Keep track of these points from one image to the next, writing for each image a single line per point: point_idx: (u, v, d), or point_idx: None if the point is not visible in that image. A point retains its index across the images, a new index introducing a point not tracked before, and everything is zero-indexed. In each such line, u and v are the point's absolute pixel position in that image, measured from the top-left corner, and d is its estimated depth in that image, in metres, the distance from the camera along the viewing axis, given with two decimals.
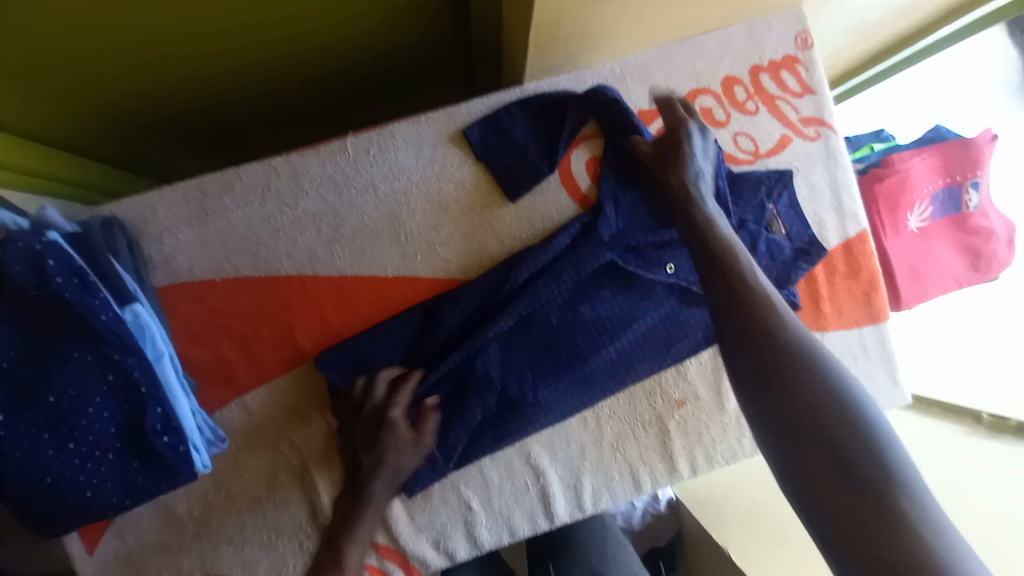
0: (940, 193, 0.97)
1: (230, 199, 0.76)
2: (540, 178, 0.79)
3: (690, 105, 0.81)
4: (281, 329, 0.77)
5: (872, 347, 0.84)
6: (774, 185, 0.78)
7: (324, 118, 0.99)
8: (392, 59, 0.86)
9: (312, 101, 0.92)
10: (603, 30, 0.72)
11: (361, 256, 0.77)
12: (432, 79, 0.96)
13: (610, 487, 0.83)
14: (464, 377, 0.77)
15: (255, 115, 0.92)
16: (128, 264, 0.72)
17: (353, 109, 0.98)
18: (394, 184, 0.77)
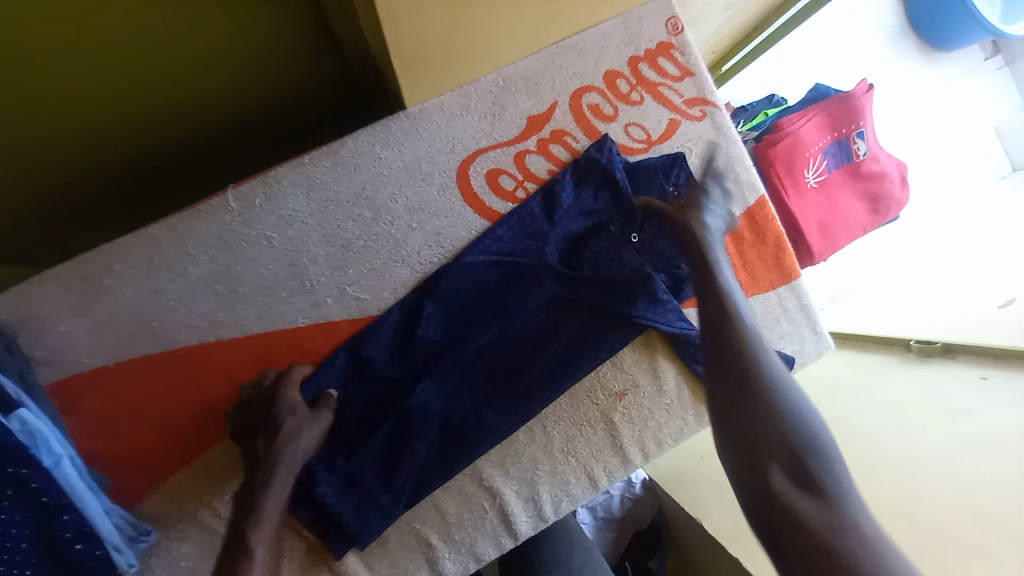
0: (830, 148, 1.02)
1: (113, 277, 0.70)
2: (439, 201, 0.78)
3: (577, 105, 0.82)
4: (193, 404, 0.72)
5: (790, 305, 0.87)
6: (670, 169, 0.81)
7: (213, 171, 0.93)
8: (267, 99, 0.83)
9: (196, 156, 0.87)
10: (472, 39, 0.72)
11: (267, 313, 0.73)
12: (323, 114, 0.92)
13: (568, 492, 0.82)
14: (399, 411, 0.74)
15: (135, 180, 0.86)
16: (8, 367, 0.65)
17: (244, 156, 0.93)
18: (289, 231, 0.74)
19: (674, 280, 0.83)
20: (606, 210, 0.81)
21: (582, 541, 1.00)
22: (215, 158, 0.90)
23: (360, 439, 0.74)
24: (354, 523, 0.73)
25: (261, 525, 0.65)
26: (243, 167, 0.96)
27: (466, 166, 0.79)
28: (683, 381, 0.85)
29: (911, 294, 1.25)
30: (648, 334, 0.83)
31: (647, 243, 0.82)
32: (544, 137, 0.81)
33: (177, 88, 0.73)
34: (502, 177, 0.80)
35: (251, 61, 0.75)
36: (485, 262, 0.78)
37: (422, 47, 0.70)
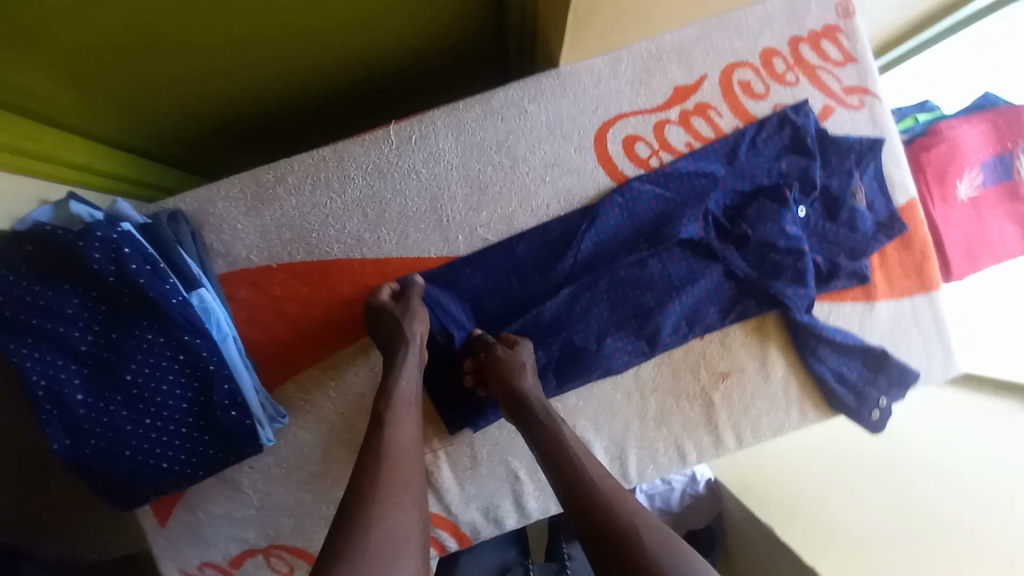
0: (991, 161, 0.94)
1: (285, 188, 0.79)
2: (576, 158, 0.80)
3: (726, 80, 0.81)
4: (331, 311, 0.81)
5: (924, 318, 0.82)
6: (864, 153, 0.78)
7: (358, 110, 1.02)
8: (427, 42, 0.86)
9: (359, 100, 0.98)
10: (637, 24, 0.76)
11: (405, 239, 0.80)
12: (464, 51, 0.92)
13: (655, 460, 0.83)
14: (519, 339, 0.80)
15: (300, 103, 0.93)
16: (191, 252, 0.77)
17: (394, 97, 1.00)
18: (435, 168, 0.79)
19: (830, 268, 0.79)
20: (771, 171, 0.79)
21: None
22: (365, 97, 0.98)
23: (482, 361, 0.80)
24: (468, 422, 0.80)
25: (392, 417, 0.65)
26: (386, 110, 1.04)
27: (606, 127, 0.80)
28: (793, 373, 0.82)
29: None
30: (777, 313, 0.81)
31: (813, 221, 0.79)
32: (688, 108, 0.81)
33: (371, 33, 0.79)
34: (638, 143, 0.81)
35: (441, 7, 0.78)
36: (627, 214, 0.80)
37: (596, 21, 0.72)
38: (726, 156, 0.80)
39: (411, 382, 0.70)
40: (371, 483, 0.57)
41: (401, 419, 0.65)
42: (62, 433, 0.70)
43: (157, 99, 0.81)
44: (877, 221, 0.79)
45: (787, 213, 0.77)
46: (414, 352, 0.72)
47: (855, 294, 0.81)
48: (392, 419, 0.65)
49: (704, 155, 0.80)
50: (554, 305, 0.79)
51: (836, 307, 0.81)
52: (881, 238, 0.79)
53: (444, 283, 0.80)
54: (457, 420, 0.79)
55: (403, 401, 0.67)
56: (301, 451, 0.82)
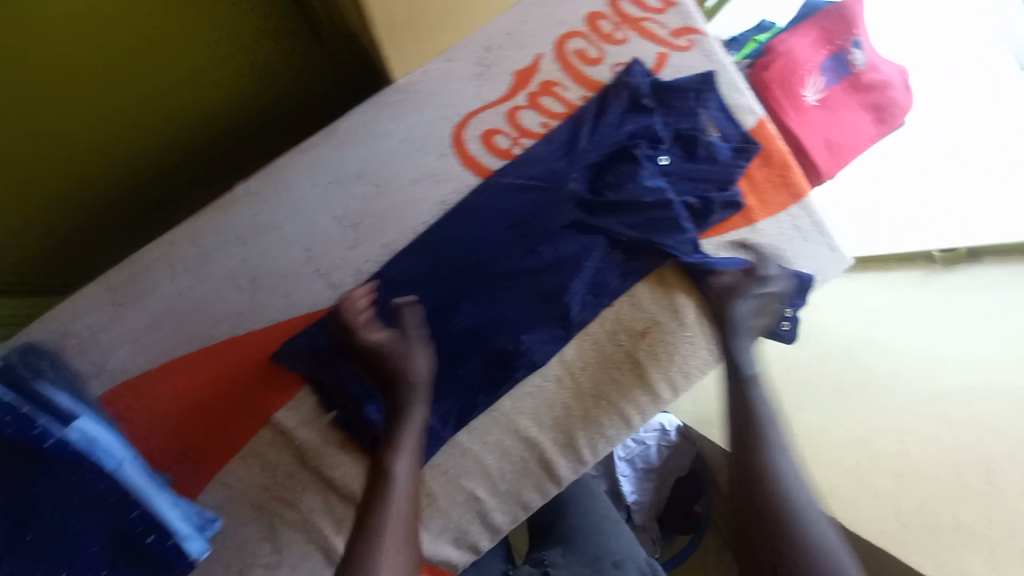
0: (827, 62, 1.00)
1: (146, 284, 0.74)
2: (438, 167, 0.78)
3: (562, 52, 0.80)
4: (232, 396, 0.75)
5: (803, 224, 0.87)
6: (701, 89, 0.82)
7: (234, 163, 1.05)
8: (268, 72, 0.95)
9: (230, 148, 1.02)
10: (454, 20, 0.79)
11: (288, 299, 0.75)
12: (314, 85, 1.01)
13: (603, 433, 0.84)
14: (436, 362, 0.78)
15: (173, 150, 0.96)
16: (60, 382, 0.69)
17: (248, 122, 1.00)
18: (298, 218, 0.76)
19: (704, 205, 0.82)
20: (625, 131, 0.81)
21: (609, 517, 1.06)
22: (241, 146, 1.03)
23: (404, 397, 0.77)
24: None
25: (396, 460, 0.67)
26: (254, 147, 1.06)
27: (460, 129, 0.79)
28: (703, 311, 0.85)
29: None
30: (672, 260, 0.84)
31: (676, 166, 0.82)
32: (534, 90, 0.80)
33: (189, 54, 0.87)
34: (497, 136, 0.80)
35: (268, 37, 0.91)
36: (503, 209, 0.79)
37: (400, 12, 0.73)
38: (581, 130, 0.80)
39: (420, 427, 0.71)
40: (373, 539, 0.60)
41: (398, 474, 0.66)
42: None
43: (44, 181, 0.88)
44: (733, 148, 0.83)
45: (648, 167, 0.80)
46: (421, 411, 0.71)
47: (736, 222, 0.85)
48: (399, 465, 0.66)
49: (559, 132, 0.80)
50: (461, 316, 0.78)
51: (720, 241, 0.85)
52: (740, 161, 0.83)
53: (342, 331, 0.76)
54: None
55: (414, 430, 0.69)
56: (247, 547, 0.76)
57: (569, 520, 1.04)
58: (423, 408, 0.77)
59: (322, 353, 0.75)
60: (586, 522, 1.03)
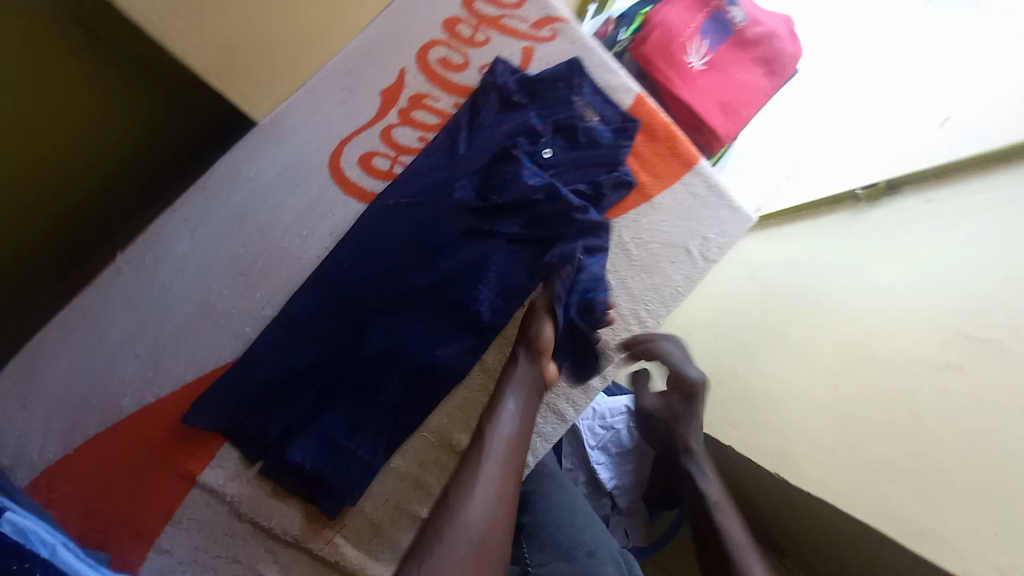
0: (706, 24, 1.00)
1: (50, 368, 0.75)
2: (321, 198, 0.78)
3: (425, 64, 0.81)
4: (154, 463, 0.74)
5: (700, 189, 0.87)
6: (570, 77, 0.81)
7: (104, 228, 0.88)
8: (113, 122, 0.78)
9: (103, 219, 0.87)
10: (307, 47, 0.76)
11: (193, 357, 0.75)
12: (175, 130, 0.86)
13: (541, 432, 0.83)
14: (352, 390, 0.77)
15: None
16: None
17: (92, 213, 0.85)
18: (188, 276, 0.76)
19: (598, 189, 0.82)
20: (506, 132, 0.80)
21: (579, 505, 0.91)
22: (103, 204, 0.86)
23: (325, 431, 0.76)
24: (344, 493, 0.76)
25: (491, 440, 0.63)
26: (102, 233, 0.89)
27: (336, 157, 0.79)
28: (615, 293, 0.85)
29: (839, 177, 1.32)
30: None
31: (560, 157, 0.81)
32: (404, 105, 0.80)
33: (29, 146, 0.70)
34: (375, 158, 0.80)
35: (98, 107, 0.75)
36: (391, 231, 0.79)
37: (239, 55, 0.69)
38: (459, 137, 0.80)
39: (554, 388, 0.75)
40: (443, 529, 0.55)
41: (489, 460, 0.61)
42: None
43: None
44: (614, 129, 0.83)
45: (528, 165, 0.79)
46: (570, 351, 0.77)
47: (633, 200, 0.85)
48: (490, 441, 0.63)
49: (436, 143, 0.80)
50: (371, 340, 0.78)
51: (620, 221, 0.85)
52: (625, 141, 0.82)
53: (251, 377, 0.76)
54: (332, 498, 0.76)
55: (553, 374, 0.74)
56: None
57: (537, 514, 0.87)
58: (349, 440, 0.77)
59: (236, 404, 0.75)
60: (556, 515, 0.86)
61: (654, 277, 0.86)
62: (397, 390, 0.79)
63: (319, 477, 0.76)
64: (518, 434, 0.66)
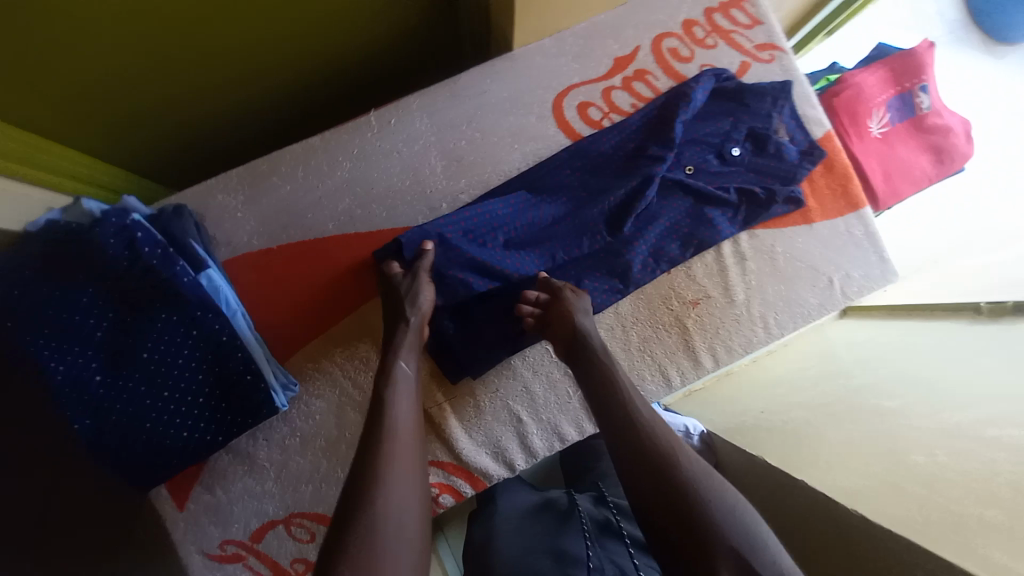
0: (894, 101, 1.09)
1: (279, 177, 0.88)
2: (536, 125, 0.92)
3: (658, 49, 0.94)
4: (330, 283, 0.87)
5: (857, 232, 0.94)
6: (778, 96, 0.91)
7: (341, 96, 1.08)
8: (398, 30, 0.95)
9: (343, 90, 1.06)
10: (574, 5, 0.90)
11: (393, 212, 0.89)
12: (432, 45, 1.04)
13: (642, 387, 0.90)
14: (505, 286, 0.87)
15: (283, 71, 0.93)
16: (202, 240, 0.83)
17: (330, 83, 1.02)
18: (413, 147, 0.90)
19: (769, 196, 0.91)
20: (714, 127, 0.92)
21: None
22: (351, 83, 1.05)
23: (472, 311, 0.87)
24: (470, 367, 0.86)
25: (393, 437, 0.63)
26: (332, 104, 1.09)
27: (562, 98, 0.92)
28: (752, 294, 0.92)
29: None
30: (720, 246, 0.92)
31: (745, 159, 0.92)
32: (629, 75, 0.93)
33: (325, 28, 0.87)
34: (590, 108, 0.93)
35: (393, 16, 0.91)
36: (582, 170, 0.91)
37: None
38: (679, 119, 0.89)
39: (405, 416, 0.66)
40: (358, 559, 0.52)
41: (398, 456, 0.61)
42: (85, 414, 0.72)
43: (106, 112, 0.84)
44: (800, 151, 0.92)
45: (709, 182, 0.90)
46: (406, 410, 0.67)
47: (793, 219, 0.93)
48: (391, 479, 0.59)
49: (645, 113, 0.92)
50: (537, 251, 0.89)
51: (780, 233, 0.93)
52: (806, 164, 0.91)
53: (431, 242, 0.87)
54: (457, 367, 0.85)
55: (402, 385, 0.69)
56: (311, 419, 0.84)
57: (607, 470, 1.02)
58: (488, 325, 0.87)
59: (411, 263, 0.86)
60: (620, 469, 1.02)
61: (793, 294, 0.93)
62: None
63: (454, 345, 0.85)
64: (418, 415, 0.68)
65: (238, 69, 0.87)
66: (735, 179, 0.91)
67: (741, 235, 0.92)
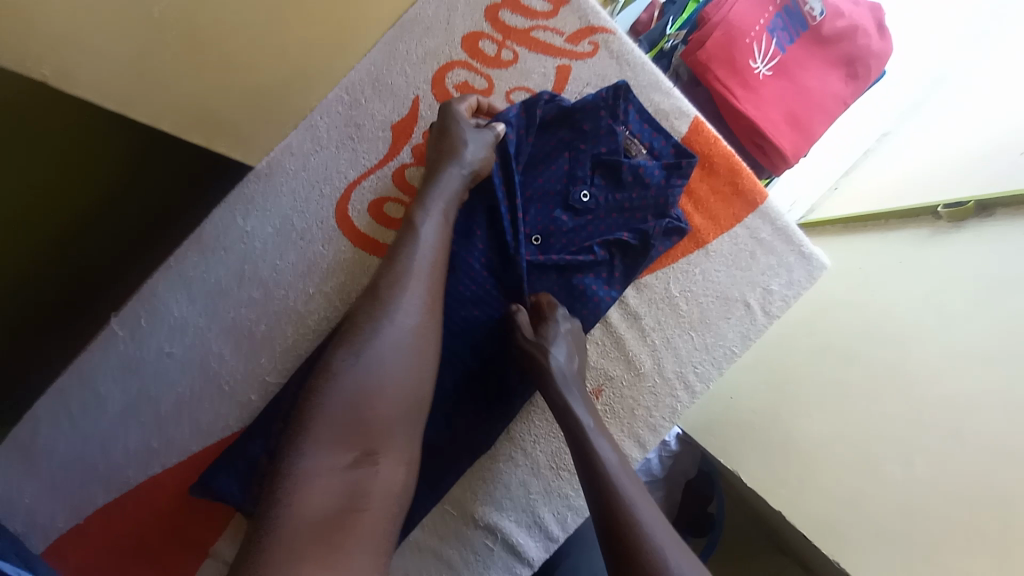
0: (777, 20, 0.86)
1: (48, 437, 0.70)
2: (325, 248, 0.69)
3: (443, 90, 0.70)
4: (164, 536, 0.70)
5: (763, 233, 0.74)
6: (615, 104, 0.67)
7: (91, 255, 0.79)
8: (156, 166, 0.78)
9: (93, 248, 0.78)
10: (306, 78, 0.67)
11: (196, 425, 0.70)
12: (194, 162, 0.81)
13: (571, 505, 0.74)
14: None
15: None
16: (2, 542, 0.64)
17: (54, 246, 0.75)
18: (185, 339, 0.69)
19: (645, 236, 0.69)
20: (549, 176, 0.69)
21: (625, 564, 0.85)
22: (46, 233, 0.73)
23: None
24: None
25: (368, 365, 0.49)
26: (98, 282, 0.82)
27: (344, 204, 0.69)
28: (662, 355, 0.74)
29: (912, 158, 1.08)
30: (603, 318, 0.73)
31: (602, 200, 0.69)
32: (419, 141, 0.69)
33: None
34: (387, 203, 0.69)
35: (83, 166, 0.71)
36: None
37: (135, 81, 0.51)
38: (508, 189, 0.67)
39: (426, 252, 0.56)
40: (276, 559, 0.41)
41: (370, 396, 0.49)
42: None
43: None
44: (666, 163, 0.69)
45: (563, 245, 0.70)
46: (431, 226, 0.58)
47: (683, 248, 0.73)
48: (336, 428, 0.47)
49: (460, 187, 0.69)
50: None
51: (672, 269, 0.73)
52: (678, 179, 0.69)
53: (240, 447, 0.67)
54: None
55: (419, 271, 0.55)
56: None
57: None
58: None
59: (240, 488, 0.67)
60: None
61: (710, 337, 0.74)
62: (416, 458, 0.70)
63: None
64: (425, 334, 0.53)
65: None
66: (598, 230, 0.70)
67: (626, 291, 0.73)
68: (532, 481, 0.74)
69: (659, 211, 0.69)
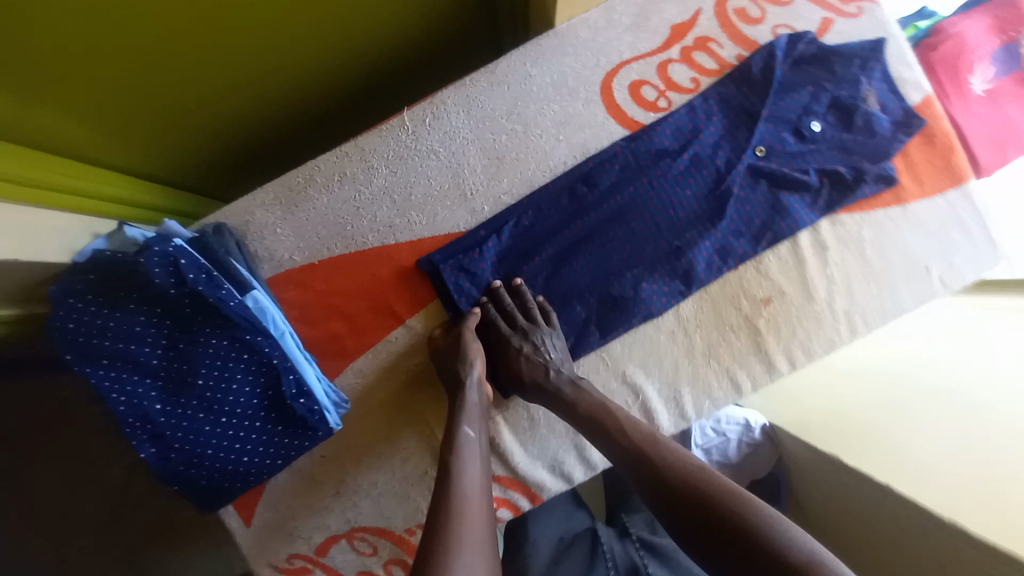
0: (998, 52, 0.92)
1: (316, 189, 0.84)
2: (584, 107, 0.82)
3: (721, 9, 0.82)
4: (375, 296, 0.83)
5: (960, 212, 0.81)
6: (868, 58, 0.79)
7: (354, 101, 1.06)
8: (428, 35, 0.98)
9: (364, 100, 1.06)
10: None
11: (434, 218, 0.83)
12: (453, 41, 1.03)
13: (710, 395, 0.83)
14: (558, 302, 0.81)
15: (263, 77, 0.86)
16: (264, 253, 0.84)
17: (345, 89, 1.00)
18: (451, 145, 0.83)
19: (858, 176, 0.79)
20: (790, 103, 0.80)
21: None
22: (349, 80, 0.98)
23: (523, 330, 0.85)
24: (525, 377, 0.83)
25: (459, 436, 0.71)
26: None
27: (611, 77, 0.82)
28: (834, 290, 0.81)
29: None
30: (794, 238, 0.81)
31: (828, 135, 0.80)
32: (688, 45, 0.82)
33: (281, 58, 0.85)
34: (645, 87, 0.82)
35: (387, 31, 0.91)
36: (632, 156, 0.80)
37: None
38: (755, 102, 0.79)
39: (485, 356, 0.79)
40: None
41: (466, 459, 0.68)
42: (148, 442, 0.73)
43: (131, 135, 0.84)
44: (894, 121, 0.79)
45: (784, 163, 0.80)
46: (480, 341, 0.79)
47: (886, 200, 0.80)
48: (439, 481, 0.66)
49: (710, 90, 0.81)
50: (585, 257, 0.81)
51: (873, 217, 0.81)
52: (901, 136, 0.79)
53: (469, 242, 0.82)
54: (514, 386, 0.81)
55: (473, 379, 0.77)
56: (376, 457, 0.86)
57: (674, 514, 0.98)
58: None
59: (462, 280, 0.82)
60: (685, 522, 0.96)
61: (880, 289, 0.81)
62: (600, 297, 0.81)
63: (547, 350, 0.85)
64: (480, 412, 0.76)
65: (237, 79, 0.84)
66: (817, 160, 0.80)
67: (822, 222, 0.81)
68: (685, 363, 0.82)
69: (876, 159, 0.79)
